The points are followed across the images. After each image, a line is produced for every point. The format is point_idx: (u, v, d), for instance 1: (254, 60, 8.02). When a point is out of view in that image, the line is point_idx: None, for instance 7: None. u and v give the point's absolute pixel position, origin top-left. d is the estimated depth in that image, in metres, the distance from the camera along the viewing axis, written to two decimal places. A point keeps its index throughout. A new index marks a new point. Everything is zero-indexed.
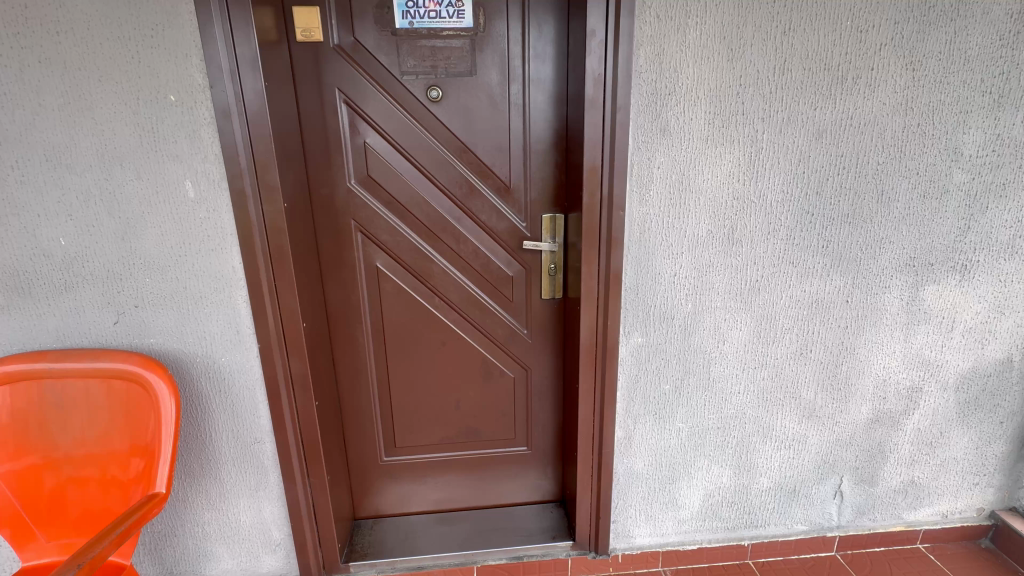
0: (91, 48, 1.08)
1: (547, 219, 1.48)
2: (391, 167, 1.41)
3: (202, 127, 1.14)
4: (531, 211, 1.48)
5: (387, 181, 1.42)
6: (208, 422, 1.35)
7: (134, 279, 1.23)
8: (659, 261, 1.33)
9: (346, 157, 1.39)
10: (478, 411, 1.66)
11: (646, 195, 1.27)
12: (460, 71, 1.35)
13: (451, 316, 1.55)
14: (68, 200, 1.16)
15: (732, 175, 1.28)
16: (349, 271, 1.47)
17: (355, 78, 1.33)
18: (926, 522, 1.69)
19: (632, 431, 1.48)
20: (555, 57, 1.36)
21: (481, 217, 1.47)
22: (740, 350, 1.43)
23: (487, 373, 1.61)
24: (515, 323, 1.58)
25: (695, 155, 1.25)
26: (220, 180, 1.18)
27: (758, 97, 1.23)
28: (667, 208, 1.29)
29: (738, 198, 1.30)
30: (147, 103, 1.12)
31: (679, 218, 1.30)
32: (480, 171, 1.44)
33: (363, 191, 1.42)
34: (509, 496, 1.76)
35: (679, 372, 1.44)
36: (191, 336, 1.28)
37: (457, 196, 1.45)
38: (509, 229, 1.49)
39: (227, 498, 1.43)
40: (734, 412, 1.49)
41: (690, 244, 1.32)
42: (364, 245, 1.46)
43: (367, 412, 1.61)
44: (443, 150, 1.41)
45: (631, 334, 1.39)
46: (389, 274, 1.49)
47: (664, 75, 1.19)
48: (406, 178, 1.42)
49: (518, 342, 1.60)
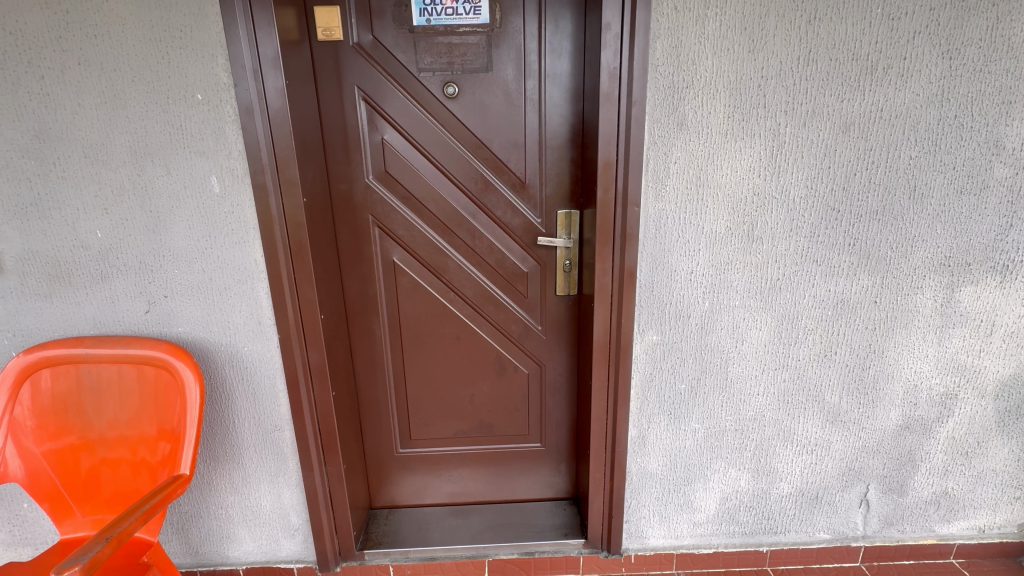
0: (125, 49, 1.14)
1: (562, 215, 1.47)
2: (408, 163, 1.43)
3: (227, 124, 1.19)
4: (546, 207, 1.47)
5: (404, 177, 1.44)
6: (231, 408, 1.41)
7: (164, 270, 1.29)
8: (675, 258, 1.30)
9: (365, 153, 1.42)
10: (492, 406, 1.66)
11: (662, 191, 1.25)
12: (476, 67, 1.36)
13: (466, 311, 1.56)
14: (104, 194, 1.23)
15: (753, 170, 1.24)
16: (367, 265, 1.50)
17: (374, 76, 1.35)
18: (960, 537, 1.61)
19: (646, 430, 1.46)
20: (572, 52, 1.36)
21: (496, 213, 1.47)
22: (760, 351, 1.39)
23: (501, 368, 1.62)
24: (530, 319, 1.58)
25: (712, 149, 1.23)
26: (243, 176, 1.22)
27: (781, 89, 1.19)
28: (684, 204, 1.26)
29: (759, 194, 1.26)
30: (176, 102, 1.17)
31: (695, 214, 1.27)
32: (496, 167, 1.44)
33: (380, 186, 1.44)
34: (522, 491, 1.76)
35: (696, 371, 1.41)
36: (216, 325, 1.34)
37: (472, 192, 1.45)
38: (524, 225, 1.49)
39: (248, 483, 1.48)
40: (753, 414, 1.45)
41: (707, 240, 1.29)
42: (381, 239, 1.49)
43: (384, 405, 1.64)
44: (459, 146, 1.42)
45: (645, 332, 1.37)
46: (405, 268, 1.52)
47: (681, 68, 1.17)
48: (423, 174, 1.44)
49: (532, 338, 1.59)
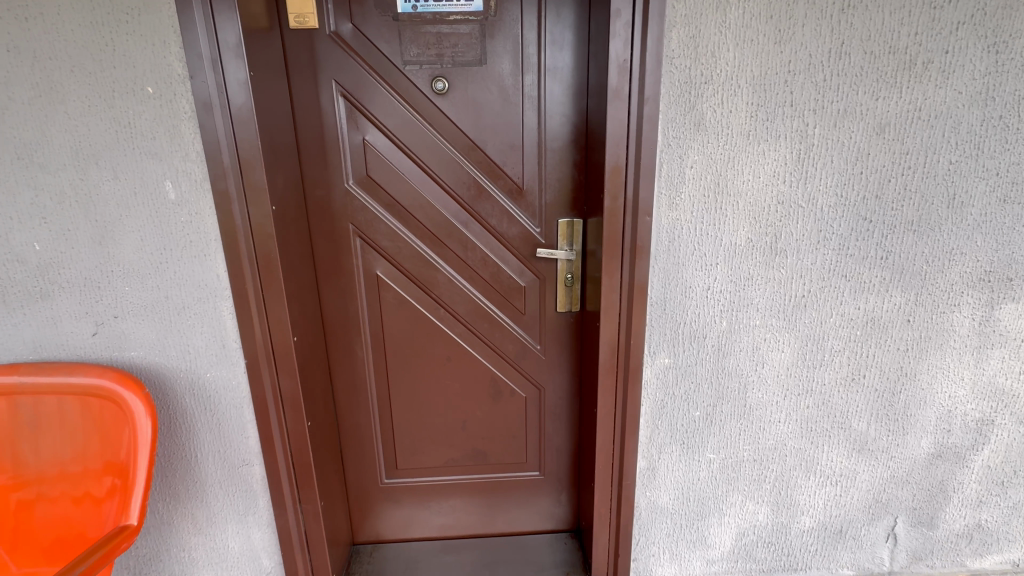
0: (63, 35, 0.99)
1: (562, 225, 1.33)
2: (393, 166, 1.29)
3: (183, 122, 1.04)
4: (545, 215, 1.34)
5: (389, 183, 1.29)
6: (192, 441, 1.25)
7: (113, 287, 1.13)
8: (690, 273, 1.17)
9: (344, 155, 1.27)
10: (486, 432, 1.52)
11: (676, 199, 1.12)
12: (469, 60, 1.22)
13: (457, 330, 1.42)
14: (42, 201, 1.07)
15: (777, 176, 1.11)
16: (347, 279, 1.36)
17: (354, 69, 1.21)
18: (993, 572, 1.48)
19: (656, 461, 1.33)
20: (575, 44, 1.22)
21: (491, 222, 1.33)
22: (782, 375, 1.26)
23: (497, 392, 1.48)
24: (528, 338, 1.44)
25: (733, 152, 1.10)
26: (203, 181, 1.07)
27: (810, 84, 1.06)
28: (701, 213, 1.13)
29: (784, 202, 1.13)
30: (123, 96, 1.02)
31: (713, 225, 1.14)
32: (491, 171, 1.30)
33: (361, 192, 1.30)
34: (519, 524, 1.62)
35: (711, 397, 1.28)
36: (174, 349, 1.18)
37: (463, 199, 1.31)
38: (521, 235, 1.35)
39: (214, 523, 1.32)
40: (774, 443, 1.32)
41: (726, 254, 1.16)
42: (364, 251, 1.34)
43: (367, 432, 1.49)
44: (449, 148, 1.28)
45: (656, 354, 1.23)
46: (390, 283, 1.37)
47: (700, 61, 1.04)
48: (409, 178, 1.30)
49: (530, 358, 1.45)
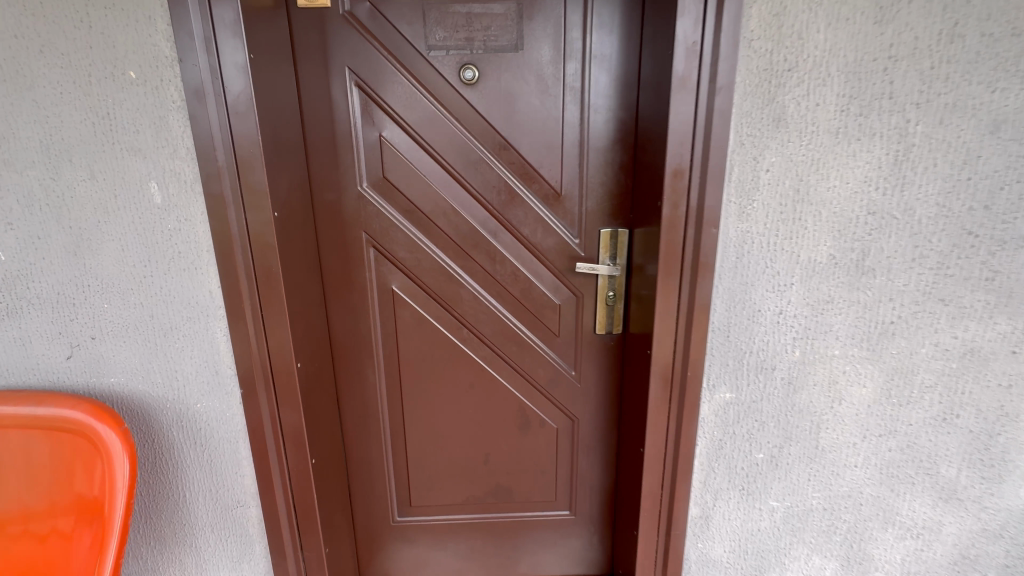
0: (31, 8, 0.84)
1: (604, 234, 1.17)
2: (412, 167, 1.12)
3: (171, 113, 0.88)
4: (585, 224, 1.17)
5: (407, 185, 1.13)
6: (180, 479, 1.09)
7: (90, 304, 0.98)
8: (760, 294, 1.00)
9: (357, 154, 1.11)
10: (512, 467, 1.35)
11: (748, 207, 0.95)
12: (502, 45, 1.06)
13: (481, 353, 1.25)
14: (8, 205, 0.92)
15: (869, 181, 0.94)
16: (359, 295, 1.20)
17: (371, 55, 1.06)
18: None
19: (710, 509, 1.15)
20: (625, 27, 1.06)
21: (523, 231, 1.17)
22: (862, 413, 1.08)
23: (525, 422, 1.31)
24: (561, 363, 1.27)
25: (818, 153, 0.92)
26: (194, 182, 0.92)
27: (914, 72, 0.89)
28: (776, 225, 0.96)
29: (875, 213, 0.96)
30: (102, 82, 0.87)
31: (791, 238, 0.97)
32: (525, 174, 1.14)
33: (376, 196, 1.13)
34: (546, 568, 1.44)
35: (777, 438, 1.10)
36: (160, 375, 1.03)
37: (492, 204, 1.15)
38: (557, 246, 1.18)
39: (204, 570, 1.16)
40: (848, 491, 1.14)
41: (804, 272, 0.99)
42: (377, 263, 1.18)
43: (378, 465, 1.33)
44: (478, 147, 1.12)
45: (716, 388, 1.07)
46: (406, 299, 1.21)
47: (784, 44, 0.87)
48: (431, 181, 1.13)
49: (564, 385, 1.28)
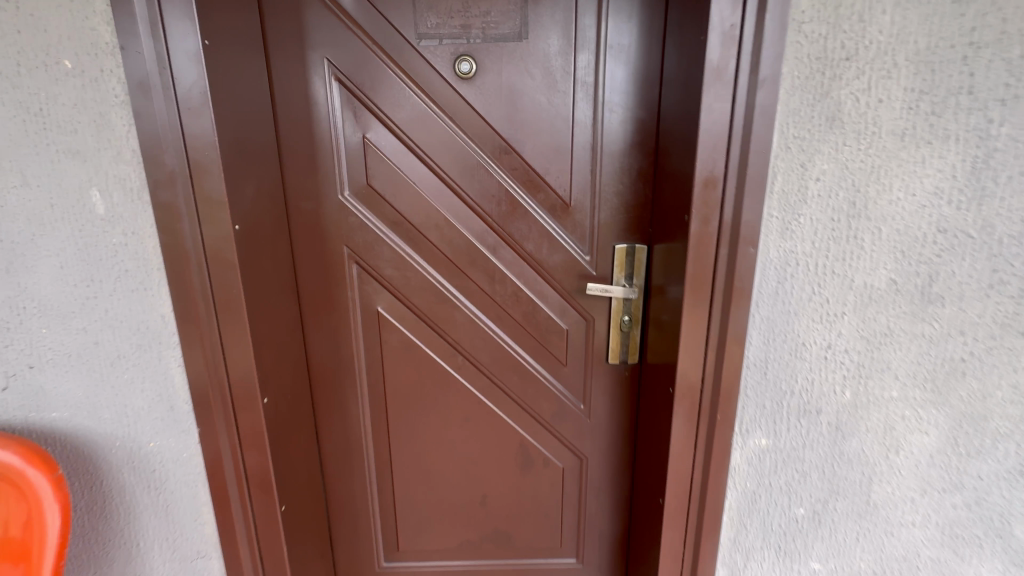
0: None
1: (619, 251, 1.02)
2: (401, 173, 0.99)
3: (113, 109, 0.75)
4: (597, 239, 1.02)
5: (394, 194, 0.99)
6: (133, 527, 0.96)
7: (26, 329, 0.85)
8: (806, 326, 0.85)
9: (338, 158, 0.98)
10: (512, 510, 1.20)
11: (794, 223, 0.80)
12: (504, 34, 0.92)
13: (478, 383, 1.11)
14: None
15: (940, 193, 0.77)
16: (340, 316, 1.06)
17: (354, 45, 0.92)
18: None
19: (740, 570, 1.00)
20: (645, 13, 0.91)
21: (526, 247, 1.02)
22: (921, 465, 0.91)
23: (527, 461, 1.16)
24: (569, 395, 1.12)
25: (880, 159, 0.77)
26: (141, 190, 0.79)
27: (1005, 59, 0.71)
28: (827, 244, 0.81)
29: (946, 230, 0.79)
30: (33, 73, 0.74)
31: (845, 260, 0.81)
32: (529, 182, 0.99)
33: (359, 205, 1.00)
34: None
35: (821, 491, 0.94)
36: (108, 410, 0.90)
37: (492, 216, 1.01)
38: (565, 264, 1.04)
39: None
40: (904, 555, 0.96)
41: (858, 300, 0.83)
42: (361, 281, 1.04)
43: (363, 505, 1.19)
44: (475, 151, 0.98)
45: (751, 433, 0.92)
46: (394, 322, 1.07)
47: (841, 28, 0.73)
48: (421, 189, 0.99)
49: (572, 421, 1.13)
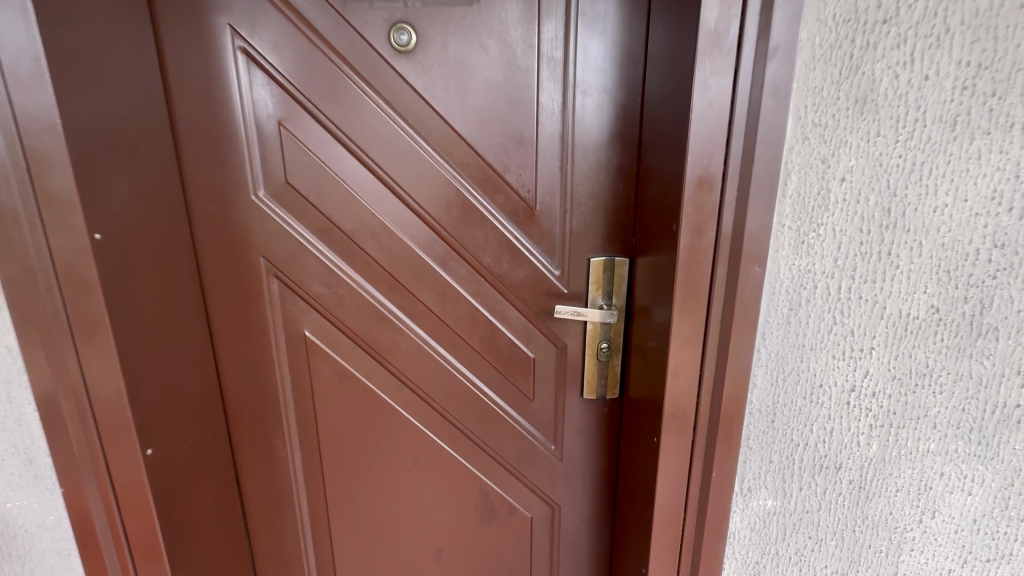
0: None
1: (596, 265, 0.85)
2: (327, 170, 0.81)
3: None
4: (569, 251, 0.85)
5: (319, 193, 0.81)
6: None
7: None
8: (825, 365, 0.68)
9: (250, 150, 0.79)
10: (471, 566, 1.02)
11: (810, 234, 0.63)
12: None
13: (429, 420, 0.93)
14: None
15: (997, 196, 0.60)
16: (260, 342, 0.88)
17: (263, 8, 0.74)
18: None
19: None
20: None
21: (482, 259, 0.84)
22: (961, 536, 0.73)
23: (488, 510, 0.98)
24: (537, 434, 0.94)
25: (926, 155, 0.60)
26: None
27: None
28: (852, 263, 0.64)
29: (1005, 245, 0.61)
30: None
31: (875, 284, 0.65)
32: (486, 181, 0.81)
33: (277, 207, 0.82)
34: None
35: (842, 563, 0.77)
36: None
37: (440, 223, 0.83)
38: (530, 280, 0.86)
39: None
40: None
41: (892, 333, 0.66)
42: (284, 299, 0.86)
43: (295, 561, 1.01)
44: (419, 143, 0.80)
45: (754, 494, 0.74)
46: (325, 349, 0.89)
47: None
48: (353, 189, 0.81)
49: (540, 464, 0.96)
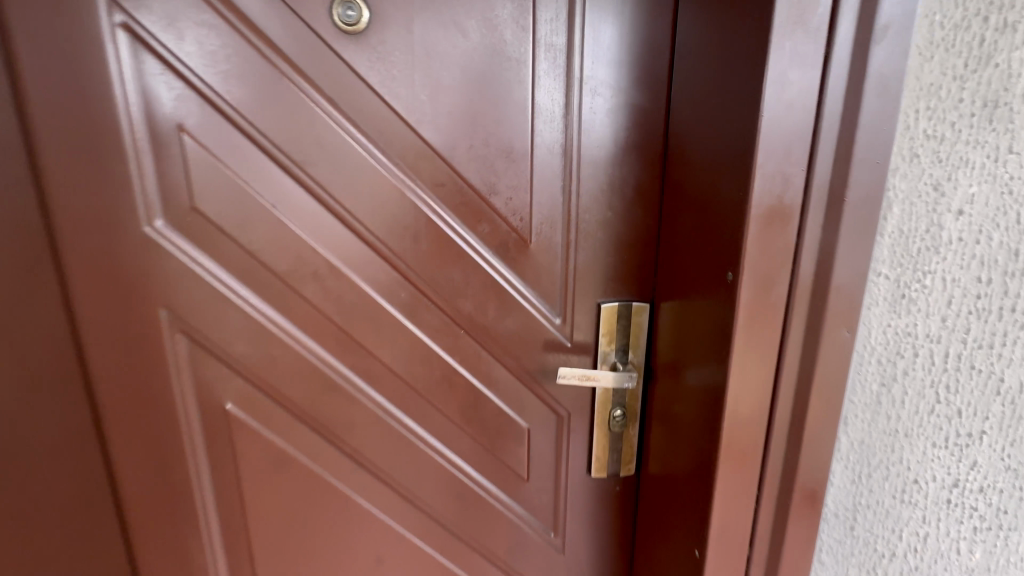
0: None
1: (609, 312, 0.66)
2: (250, 191, 0.60)
3: None
4: (571, 295, 0.66)
5: (241, 223, 0.60)
6: None
7: None
8: (928, 457, 0.50)
9: (141, 165, 0.58)
10: None
11: (914, 287, 0.46)
12: None
13: (394, 510, 0.73)
14: None
15: None
16: (164, 418, 0.66)
17: None
18: None
19: None
20: None
21: (461, 306, 0.65)
22: None
23: None
24: (532, 522, 0.75)
25: None
26: None
27: None
28: (972, 325, 0.46)
29: None
30: None
31: (1004, 353, 0.46)
32: (465, 206, 0.62)
33: (183, 241, 0.61)
34: None
35: None
36: None
37: (405, 260, 0.63)
38: (523, 333, 0.67)
39: None
40: None
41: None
42: (197, 362, 0.65)
43: None
44: (374, 155, 0.60)
45: None
46: (255, 425, 0.68)
47: None
48: (287, 216, 0.61)
49: (536, 557, 0.76)
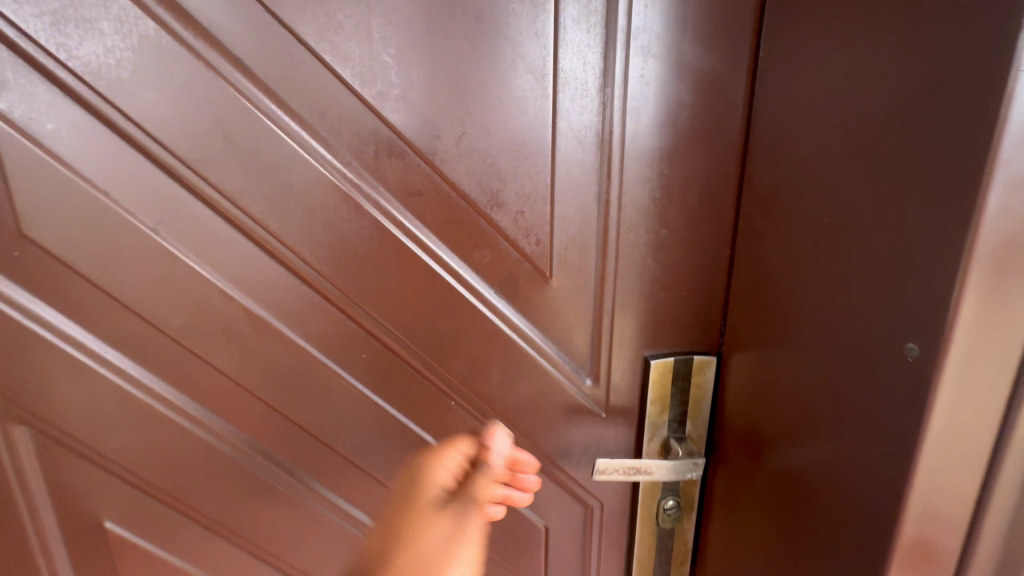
0: None
1: (662, 371, 0.47)
2: (112, 208, 0.38)
3: None
4: (607, 348, 0.46)
5: (103, 257, 0.39)
6: None
7: None
8: None
9: None
10: None
11: None
12: None
13: None
14: None
15: None
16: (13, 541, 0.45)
17: None
18: None
19: None
20: None
21: (449, 370, 0.45)
22: None
23: None
24: None
25: None
26: None
27: None
28: None
29: None
30: None
31: None
32: (454, 225, 0.42)
33: (9, 287, 0.39)
34: None
35: None
36: None
37: (365, 307, 0.42)
38: (539, 403, 0.47)
39: None
40: None
41: None
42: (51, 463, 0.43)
43: None
44: (311, 151, 0.38)
45: None
46: (149, 546, 0.46)
47: None
48: (175, 245, 0.39)
49: None
